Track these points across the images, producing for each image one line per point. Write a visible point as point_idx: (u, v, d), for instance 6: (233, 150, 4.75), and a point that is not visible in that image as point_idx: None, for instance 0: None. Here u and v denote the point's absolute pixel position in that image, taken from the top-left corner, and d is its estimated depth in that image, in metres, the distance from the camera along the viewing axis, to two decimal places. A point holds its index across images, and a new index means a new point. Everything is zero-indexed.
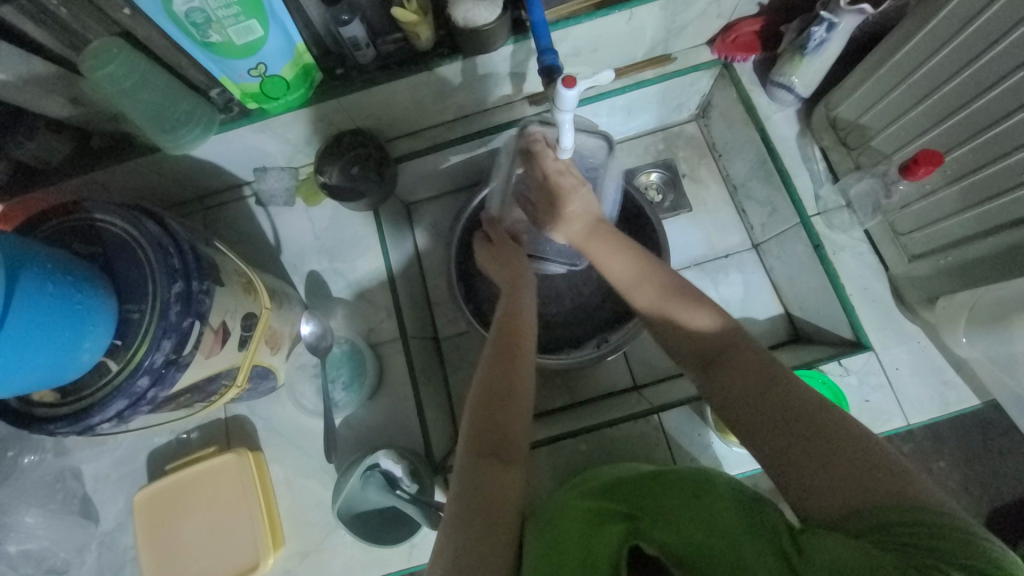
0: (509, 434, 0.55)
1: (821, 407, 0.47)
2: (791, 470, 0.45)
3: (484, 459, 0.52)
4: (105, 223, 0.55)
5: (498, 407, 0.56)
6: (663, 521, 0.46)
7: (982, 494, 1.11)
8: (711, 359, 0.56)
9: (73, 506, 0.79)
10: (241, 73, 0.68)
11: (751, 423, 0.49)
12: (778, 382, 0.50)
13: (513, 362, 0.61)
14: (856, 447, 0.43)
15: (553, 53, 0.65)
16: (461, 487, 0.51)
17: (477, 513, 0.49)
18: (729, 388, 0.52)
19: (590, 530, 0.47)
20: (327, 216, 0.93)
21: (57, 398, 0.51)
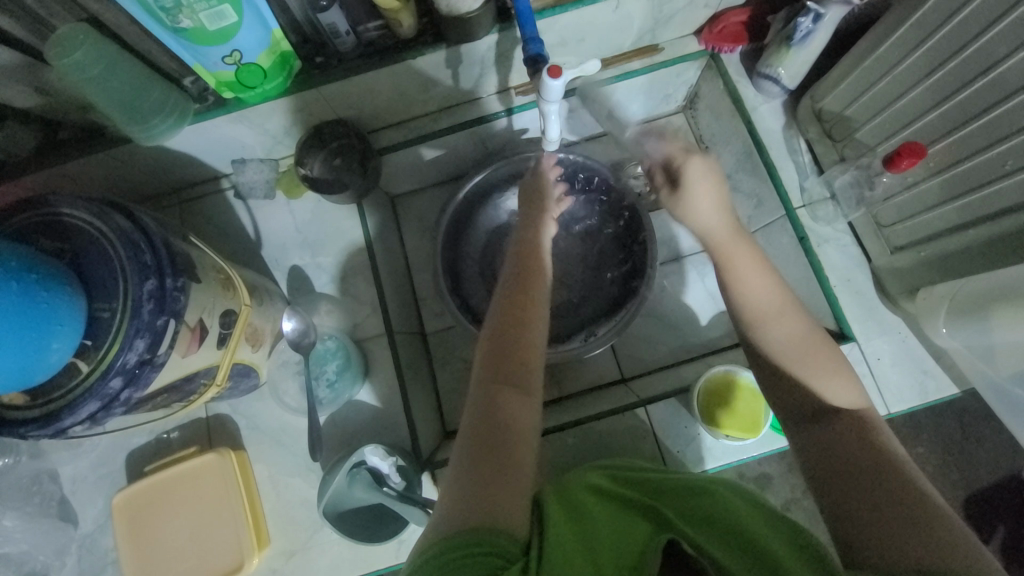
0: (526, 362, 0.56)
1: (921, 493, 0.46)
2: (859, 518, 0.46)
3: (500, 385, 0.54)
4: (72, 217, 0.53)
5: (511, 341, 0.57)
6: (687, 517, 0.48)
7: (957, 480, 1.14)
8: (818, 417, 0.55)
9: (49, 509, 0.77)
10: (216, 60, 0.65)
11: (835, 469, 0.50)
12: (882, 457, 0.49)
13: (525, 296, 0.61)
14: (941, 530, 0.42)
15: (538, 43, 0.64)
16: (479, 410, 0.52)
17: (490, 434, 0.50)
18: (830, 445, 0.52)
19: (611, 517, 0.48)
20: (309, 210, 0.91)
21: (26, 400, 0.49)
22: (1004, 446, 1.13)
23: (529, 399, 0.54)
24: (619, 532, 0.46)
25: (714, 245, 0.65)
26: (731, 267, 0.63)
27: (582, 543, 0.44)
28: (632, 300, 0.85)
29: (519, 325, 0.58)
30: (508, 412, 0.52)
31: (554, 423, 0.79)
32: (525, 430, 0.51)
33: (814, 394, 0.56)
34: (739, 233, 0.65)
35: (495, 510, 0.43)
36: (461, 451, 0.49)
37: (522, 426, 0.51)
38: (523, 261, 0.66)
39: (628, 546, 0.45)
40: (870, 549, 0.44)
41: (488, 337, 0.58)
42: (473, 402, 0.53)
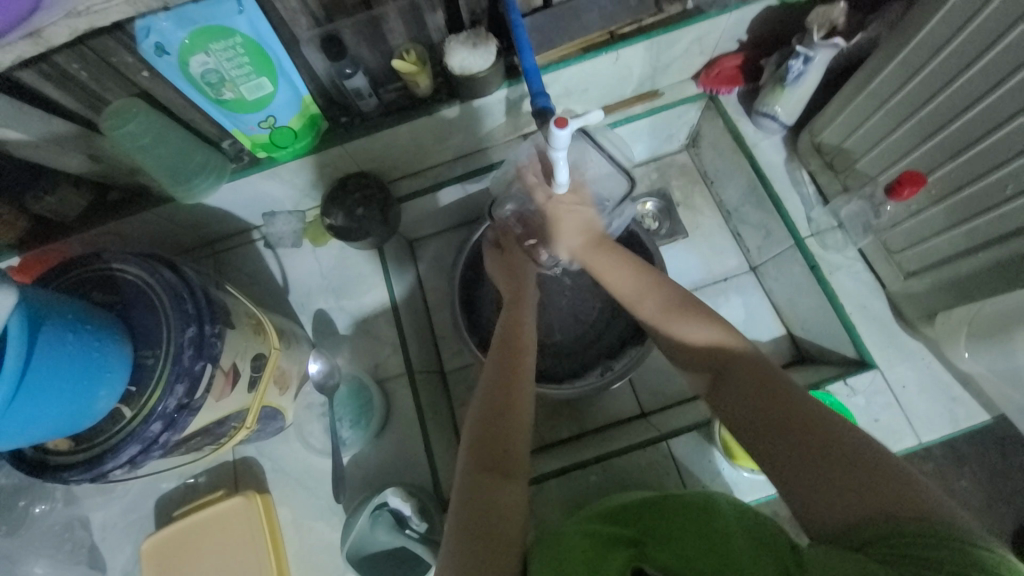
0: (510, 448, 0.57)
1: (819, 417, 0.48)
2: (791, 471, 0.47)
3: (484, 473, 0.55)
4: (122, 271, 0.57)
5: (495, 423, 0.58)
6: (666, 548, 0.45)
7: (1008, 515, 1.08)
8: (717, 369, 0.58)
9: (80, 556, 0.79)
10: (251, 125, 0.73)
11: (752, 429, 0.51)
12: (773, 394, 0.51)
13: (509, 375, 0.62)
14: (852, 456, 0.44)
15: (545, 96, 0.69)
16: (464, 502, 0.53)
17: (478, 528, 0.51)
18: (732, 398, 0.54)
19: (594, 555, 0.47)
20: (333, 256, 0.96)
21: (72, 445, 0.52)
22: None
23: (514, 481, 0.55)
24: (599, 565, 0.45)
25: (584, 259, 0.75)
26: (596, 272, 0.73)
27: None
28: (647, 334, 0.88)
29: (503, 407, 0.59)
30: (494, 497, 0.53)
31: (575, 459, 0.78)
32: (511, 519, 0.52)
33: (703, 348, 0.59)
34: (599, 238, 0.75)
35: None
36: (452, 543, 0.51)
37: (508, 513, 0.53)
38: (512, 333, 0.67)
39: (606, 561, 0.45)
40: (807, 503, 0.45)
41: (475, 420, 0.59)
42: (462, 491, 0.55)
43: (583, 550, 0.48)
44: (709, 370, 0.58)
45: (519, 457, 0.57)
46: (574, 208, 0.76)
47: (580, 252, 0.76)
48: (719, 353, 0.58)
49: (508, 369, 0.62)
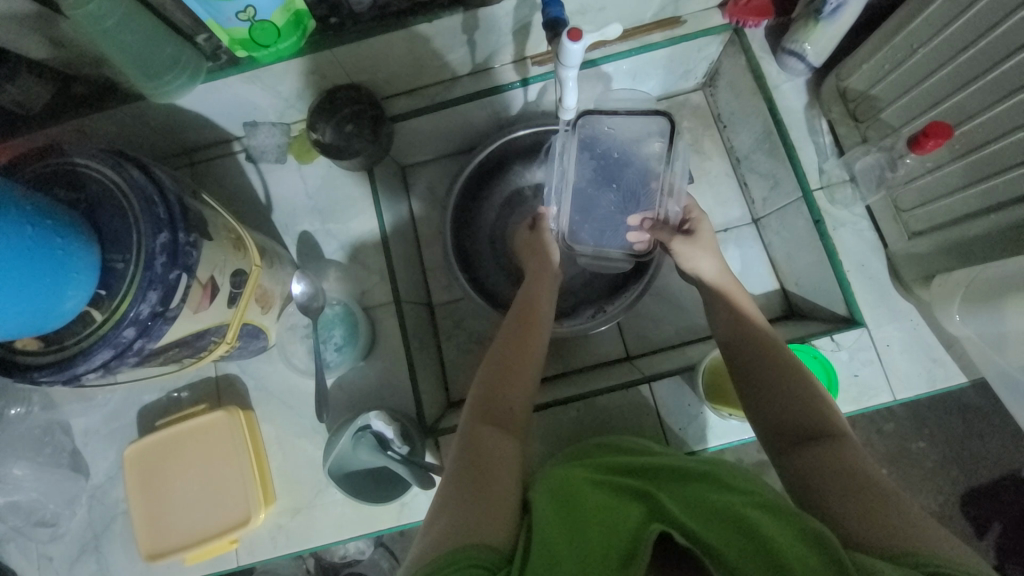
0: (512, 404, 0.61)
1: (893, 495, 0.48)
2: (842, 518, 0.47)
3: (487, 422, 0.58)
4: (85, 167, 0.53)
5: (503, 380, 0.63)
6: (689, 513, 0.47)
7: (956, 474, 1.14)
8: (806, 437, 0.56)
9: (61, 459, 0.80)
10: (229, 16, 0.64)
11: (816, 484, 0.51)
12: (859, 472, 0.50)
13: (520, 353, 0.66)
14: (913, 518, 0.45)
15: (558, 6, 0.63)
16: (467, 444, 0.55)
17: (476, 465, 0.52)
18: (812, 463, 0.53)
19: (607, 504, 0.50)
20: (319, 176, 0.90)
21: (41, 346, 0.50)
22: (1006, 443, 1.13)
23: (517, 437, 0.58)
24: (614, 518, 0.47)
25: (711, 289, 0.74)
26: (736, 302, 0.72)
27: (574, 537, 0.45)
28: (645, 278, 0.86)
29: (509, 365, 0.64)
30: (495, 444, 0.55)
31: (557, 396, 0.79)
32: (511, 461, 0.54)
33: (801, 413, 0.58)
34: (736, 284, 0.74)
35: (483, 530, 0.45)
36: (447, 480, 0.51)
37: (506, 458, 0.54)
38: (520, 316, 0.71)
39: (624, 523, 0.47)
40: (854, 534, 0.45)
41: (479, 389, 0.63)
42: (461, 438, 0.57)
43: (592, 496, 0.51)
44: (792, 438, 0.57)
45: (521, 421, 0.60)
46: (705, 249, 0.75)
47: (712, 282, 0.74)
48: (816, 423, 0.56)
49: (518, 349, 0.66)
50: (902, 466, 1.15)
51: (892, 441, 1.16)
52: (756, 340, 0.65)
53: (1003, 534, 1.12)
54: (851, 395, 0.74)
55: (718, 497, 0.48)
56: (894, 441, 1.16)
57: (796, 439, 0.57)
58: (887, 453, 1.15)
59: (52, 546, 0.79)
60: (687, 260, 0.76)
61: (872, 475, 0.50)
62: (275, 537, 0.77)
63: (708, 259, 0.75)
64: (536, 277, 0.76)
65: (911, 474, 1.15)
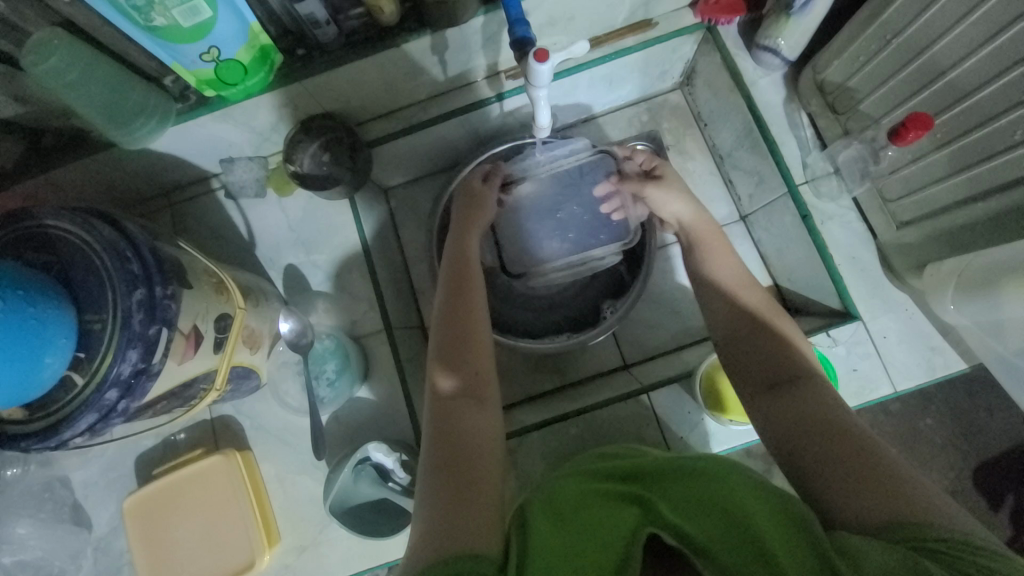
0: (478, 376, 0.60)
1: (869, 441, 0.49)
2: (824, 479, 0.48)
3: (456, 402, 0.57)
4: (55, 226, 0.52)
5: (458, 352, 0.61)
6: (673, 507, 0.47)
7: (966, 451, 1.14)
8: (777, 386, 0.57)
9: (63, 514, 0.79)
10: (193, 58, 0.63)
11: (793, 437, 0.52)
12: (829, 416, 0.52)
13: (469, 328, 0.63)
14: (891, 470, 0.46)
15: (524, 24, 0.61)
16: (437, 430, 0.55)
17: (454, 457, 0.52)
18: (779, 409, 0.55)
19: (597, 513, 0.48)
20: (300, 207, 0.89)
21: (25, 414, 0.49)
22: (1014, 415, 1.13)
23: (487, 414, 0.58)
24: (603, 527, 0.47)
25: (691, 231, 0.73)
26: (705, 250, 0.70)
27: (568, 548, 0.44)
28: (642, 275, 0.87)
29: (463, 338, 0.62)
30: (465, 428, 0.55)
31: (556, 413, 0.79)
32: (485, 441, 0.55)
33: (772, 359, 0.59)
34: (716, 223, 0.72)
35: (471, 537, 0.45)
36: (429, 475, 0.51)
37: (483, 440, 0.55)
38: (462, 284, 0.68)
39: (615, 534, 0.46)
40: (841, 502, 0.46)
41: (437, 365, 0.60)
42: (430, 424, 0.56)
43: (581, 499, 0.51)
44: (763, 385, 0.58)
45: (488, 388, 0.60)
46: (672, 191, 0.75)
47: (686, 222, 0.74)
48: (786, 369, 0.58)
49: (465, 321, 0.63)
50: (911, 447, 1.14)
51: (899, 423, 1.15)
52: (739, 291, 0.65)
53: (1017, 507, 1.11)
54: (851, 389, 0.73)
55: (701, 486, 0.47)
56: (902, 423, 1.16)
57: (766, 383, 0.58)
58: (895, 435, 1.15)
59: None
60: (655, 204, 0.76)
61: (841, 420, 0.51)
62: None
63: (681, 203, 0.74)
64: (465, 238, 0.73)
65: (921, 455, 1.14)
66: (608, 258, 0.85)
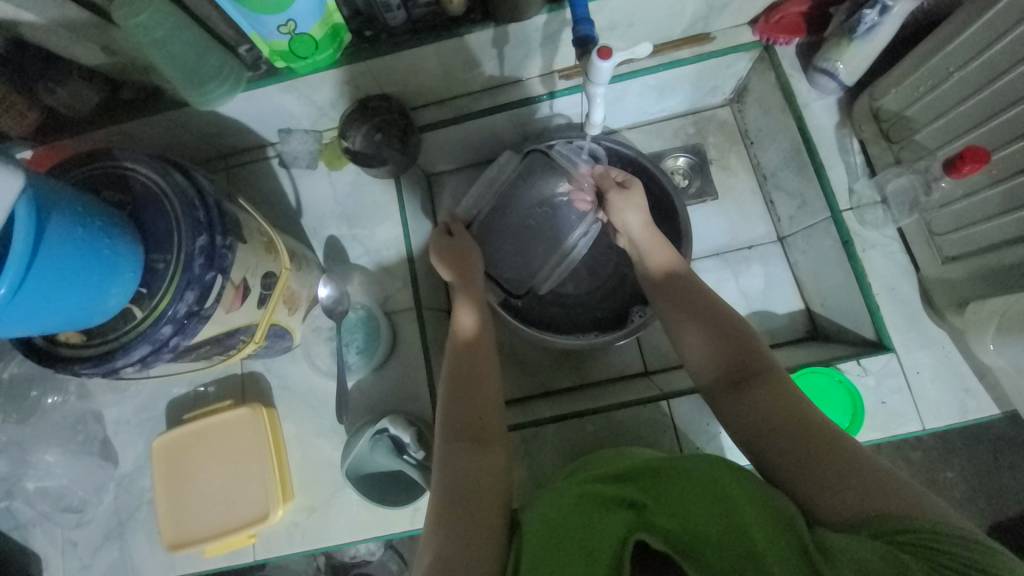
0: (482, 414, 0.62)
1: (839, 436, 0.50)
2: (806, 480, 0.48)
3: (460, 442, 0.59)
4: (133, 171, 0.55)
5: (463, 390, 0.64)
6: (669, 510, 0.47)
7: (986, 508, 1.09)
8: (737, 381, 0.59)
9: (93, 447, 0.83)
10: (271, 29, 0.67)
11: (764, 437, 0.53)
12: (798, 411, 0.53)
13: (474, 362, 0.67)
14: (868, 467, 0.47)
15: (589, 23, 0.63)
16: (445, 470, 0.57)
17: (461, 494, 0.55)
18: (750, 404, 0.56)
19: (589, 513, 0.49)
20: (348, 182, 0.93)
21: (83, 339, 0.52)
22: None
23: (491, 450, 0.60)
24: (596, 529, 0.47)
25: (641, 243, 0.75)
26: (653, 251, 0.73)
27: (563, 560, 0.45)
28: None
29: (465, 374, 0.65)
30: (473, 465, 0.57)
31: (574, 409, 0.79)
32: (491, 479, 0.57)
33: (733, 357, 0.60)
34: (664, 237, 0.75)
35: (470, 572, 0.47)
36: (437, 510, 0.54)
37: (492, 477, 0.57)
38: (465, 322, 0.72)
39: (605, 533, 0.46)
40: (820, 500, 0.47)
41: (445, 407, 0.63)
42: (439, 465, 0.58)
43: (574, 497, 0.52)
44: (727, 382, 0.60)
45: (492, 426, 0.62)
46: (634, 204, 0.76)
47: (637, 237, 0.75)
48: (749, 365, 0.59)
49: (469, 355, 0.68)
50: None
51: (919, 471, 1.12)
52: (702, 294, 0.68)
53: None
54: (877, 422, 0.72)
55: (698, 491, 0.47)
56: (922, 471, 1.12)
57: (730, 383, 0.59)
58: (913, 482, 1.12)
59: (77, 532, 0.82)
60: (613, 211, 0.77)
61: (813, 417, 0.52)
62: (291, 534, 0.79)
63: (634, 214, 0.75)
64: (473, 282, 0.75)
65: None
66: (592, 228, 0.86)
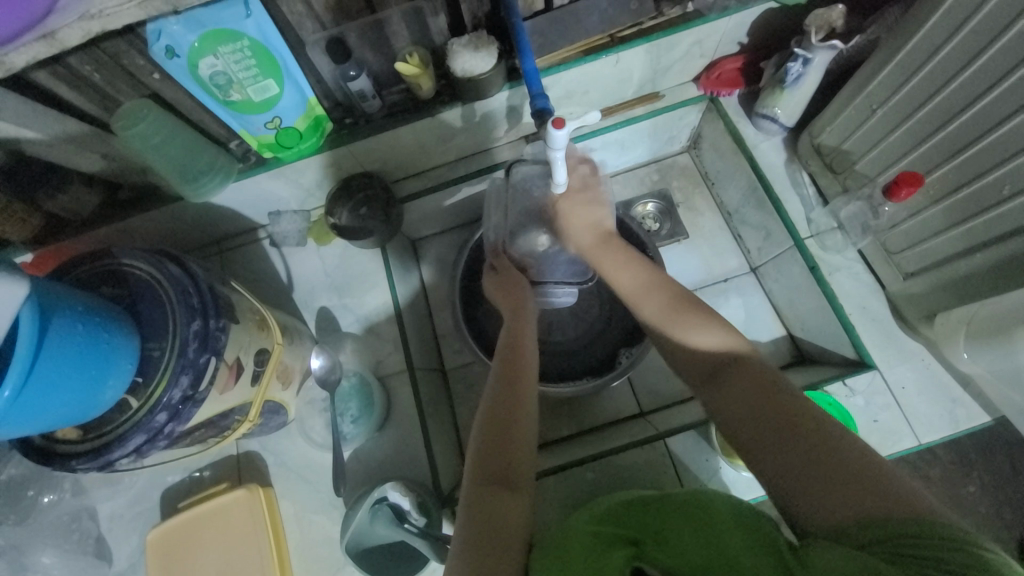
0: (511, 454, 0.58)
1: (827, 432, 0.48)
2: (795, 482, 0.47)
3: (488, 485, 0.55)
4: (130, 265, 0.59)
5: (501, 432, 0.59)
6: (665, 544, 0.47)
7: (1011, 523, 1.06)
8: (716, 374, 0.58)
9: (87, 546, 0.80)
10: (258, 126, 0.74)
11: (755, 434, 0.51)
12: (788, 409, 0.51)
13: (511, 395, 0.62)
14: (857, 465, 0.45)
15: (543, 97, 0.69)
16: (468, 513, 0.54)
17: (481, 533, 0.51)
18: (736, 404, 0.54)
19: (593, 547, 0.48)
20: (336, 255, 0.97)
21: (78, 435, 0.53)
22: None
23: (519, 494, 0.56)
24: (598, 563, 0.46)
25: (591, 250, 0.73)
26: (601, 269, 0.71)
27: None
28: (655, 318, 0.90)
29: (507, 415, 0.61)
30: (502, 510, 0.53)
31: (572, 458, 0.79)
32: (516, 521, 0.53)
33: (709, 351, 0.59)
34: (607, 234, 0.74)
35: None
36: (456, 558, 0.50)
37: (516, 518, 0.53)
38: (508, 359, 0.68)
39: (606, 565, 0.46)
40: (808, 505, 0.45)
41: (476, 450, 0.59)
42: (463, 504, 0.55)
43: (574, 535, 0.51)
44: (706, 378, 0.59)
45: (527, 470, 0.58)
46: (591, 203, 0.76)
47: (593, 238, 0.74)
48: (724, 356, 0.58)
49: (511, 400, 0.62)
50: None
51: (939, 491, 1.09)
52: (652, 288, 0.67)
53: None
54: (874, 441, 0.73)
55: (684, 519, 0.48)
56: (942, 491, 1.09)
57: (708, 376, 0.59)
58: None
59: None
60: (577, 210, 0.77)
61: (809, 410, 0.50)
62: None
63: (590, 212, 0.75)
64: (519, 319, 0.73)
65: None
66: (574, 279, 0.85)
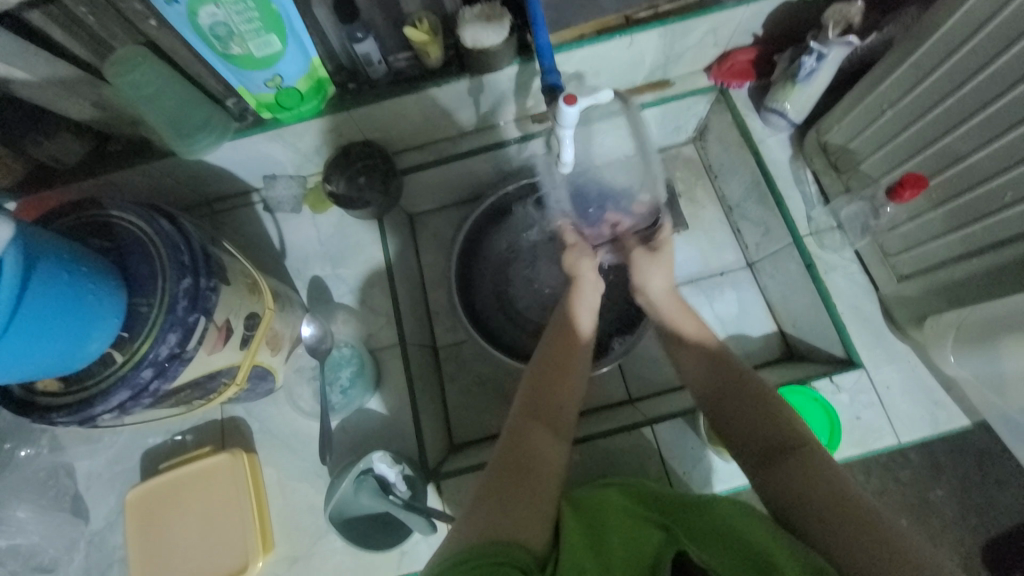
0: (559, 409, 0.62)
1: (878, 515, 0.48)
2: (835, 539, 0.47)
3: (532, 421, 0.59)
4: (119, 218, 0.57)
5: (548, 381, 0.63)
6: (694, 533, 0.49)
7: (974, 525, 1.10)
8: (775, 449, 0.57)
9: (63, 503, 0.79)
10: (258, 84, 0.71)
11: (800, 498, 0.52)
12: (844, 489, 0.51)
13: (563, 358, 0.66)
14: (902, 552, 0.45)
15: (555, 73, 0.68)
16: (509, 438, 0.57)
17: (516, 465, 0.54)
18: (786, 479, 0.54)
19: (630, 527, 0.50)
20: (332, 224, 0.95)
21: (61, 387, 0.52)
22: None
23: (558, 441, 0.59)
24: (634, 541, 0.48)
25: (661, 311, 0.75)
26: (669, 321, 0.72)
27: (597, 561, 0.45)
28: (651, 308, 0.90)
29: (556, 367, 0.65)
30: (538, 448, 0.56)
31: None
32: (548, 464, 0.55)
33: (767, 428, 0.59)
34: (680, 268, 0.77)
35: (515, 529, 0.46)
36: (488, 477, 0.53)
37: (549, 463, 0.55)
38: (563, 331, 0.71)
39: (642, 547, 0.48)
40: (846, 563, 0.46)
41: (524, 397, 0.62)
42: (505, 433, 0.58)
43: (612, 514, 0.53)
44: (763, 453, 0.58)
45: (566, 422, 0.61)
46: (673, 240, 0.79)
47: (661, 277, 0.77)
48: (785, 437, 0.57)
49: (560, 358, 0.66)
50: (920, 517, 1.11)
51: (909, 491, 1.12)
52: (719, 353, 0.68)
53: None
54: (855, 437, 0.74)
55: (705, 517, 0.51)
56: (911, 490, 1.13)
57: (763, 453, 0.58)
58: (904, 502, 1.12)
59: None
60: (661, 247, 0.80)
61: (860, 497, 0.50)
62: None
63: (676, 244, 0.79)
64: (586, 295, 0.74)
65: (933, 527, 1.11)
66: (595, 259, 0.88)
